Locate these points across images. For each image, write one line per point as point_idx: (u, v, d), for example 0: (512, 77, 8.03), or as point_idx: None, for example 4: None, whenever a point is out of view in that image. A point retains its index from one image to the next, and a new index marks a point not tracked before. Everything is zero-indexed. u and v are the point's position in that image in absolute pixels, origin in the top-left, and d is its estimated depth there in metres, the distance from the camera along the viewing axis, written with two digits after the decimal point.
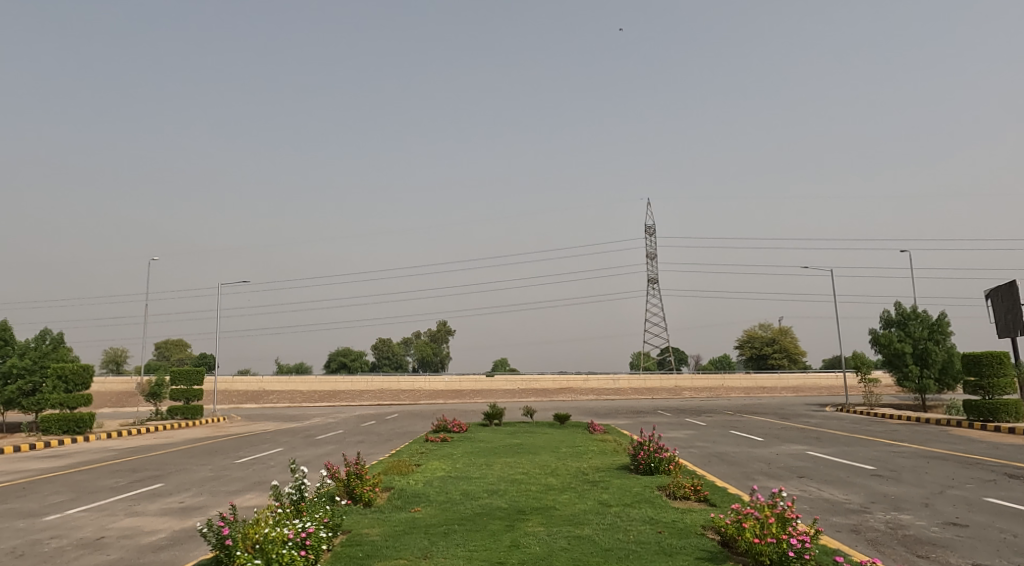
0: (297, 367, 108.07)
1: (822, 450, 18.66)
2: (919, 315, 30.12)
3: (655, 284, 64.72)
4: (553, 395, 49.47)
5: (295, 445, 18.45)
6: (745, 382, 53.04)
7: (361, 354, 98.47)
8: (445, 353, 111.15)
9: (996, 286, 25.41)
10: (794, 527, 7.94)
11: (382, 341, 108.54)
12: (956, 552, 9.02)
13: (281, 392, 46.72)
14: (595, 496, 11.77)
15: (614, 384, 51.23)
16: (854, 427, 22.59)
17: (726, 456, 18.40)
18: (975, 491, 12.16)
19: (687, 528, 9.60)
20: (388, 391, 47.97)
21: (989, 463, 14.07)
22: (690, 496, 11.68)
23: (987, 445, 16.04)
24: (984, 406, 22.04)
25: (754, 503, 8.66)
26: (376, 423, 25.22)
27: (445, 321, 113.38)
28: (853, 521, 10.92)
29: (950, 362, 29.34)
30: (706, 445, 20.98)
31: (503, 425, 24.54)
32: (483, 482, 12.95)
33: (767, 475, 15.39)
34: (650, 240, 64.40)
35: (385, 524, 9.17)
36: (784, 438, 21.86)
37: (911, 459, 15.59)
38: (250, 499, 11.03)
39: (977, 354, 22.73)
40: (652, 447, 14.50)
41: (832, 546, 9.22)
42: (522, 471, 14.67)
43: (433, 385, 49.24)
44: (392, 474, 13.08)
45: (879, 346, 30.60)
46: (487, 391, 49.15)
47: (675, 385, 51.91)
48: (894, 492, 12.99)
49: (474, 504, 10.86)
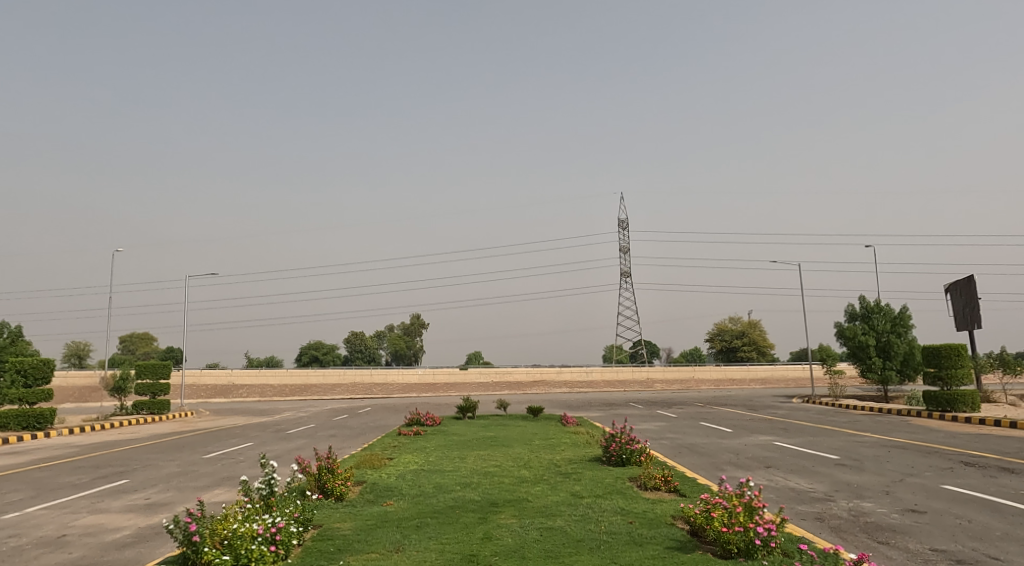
0: (267, 360, 107.01)
1: (788, 440, 19.06)
2: (882, 308, 30.86)
3: (628, 277, 65.27)
4: (526, 388, 49.69)
5: (265, 440, 18.30)
6: (715, 374, 53.89)
7: (332, 348, 97.56)
8: (419, 346, 110.57)
9: (955, 281, 26.13)
10: (760, 515, 8.22)
11: (354, 334, 107.81)
12: (914, 537, 9.32)
13: (252, 386, 46.11)
14: (568, 488, 11.90)
15: (587, 377, 51.68)
16: (820, 418, 23.08)
17: (696, 448, 18.67)
18: (934, 479, 12.55)
19: (657, 518, 9.77)
20: (360, 385, 47.68)
21: (946, 451, 14.53)
22: (661, 487, 11.91)
23: (945, 435, 16.52)
24: (942, 397, 22.68)
25: (723, 493, 8.86)
26: (347, 416, 25.14)
27: (418, 315, 113.22)
28: (817, 509, 11.22)
29: (911, 354, 30.06)
30: (677, 437, 21.29)
31: (476, 417, 24.58)
32: (455, 476, 13.00)
33: (735, 465, 15.68)
34: (623, 233, 65.10)
35: (357, 519, 9.16)
36: (752, 429, 22.26)
37: (873, 448, 16.03)
38: (218, 494, 10.95)
39: (937, 346, 23.32)
40: (625, 438, 14.68)
41: (796, 533, 9.48)
42: (495, 464, 14.73)
43: (406, 377, 49.05)
44: (364, 468, 13.06)
45: (844, 338, 31.29)
46: (461, 384, 49.16)
47: (647, 377, 52.51)
48: (857, 480, 13.35)
49: (447, 497, 10.91)
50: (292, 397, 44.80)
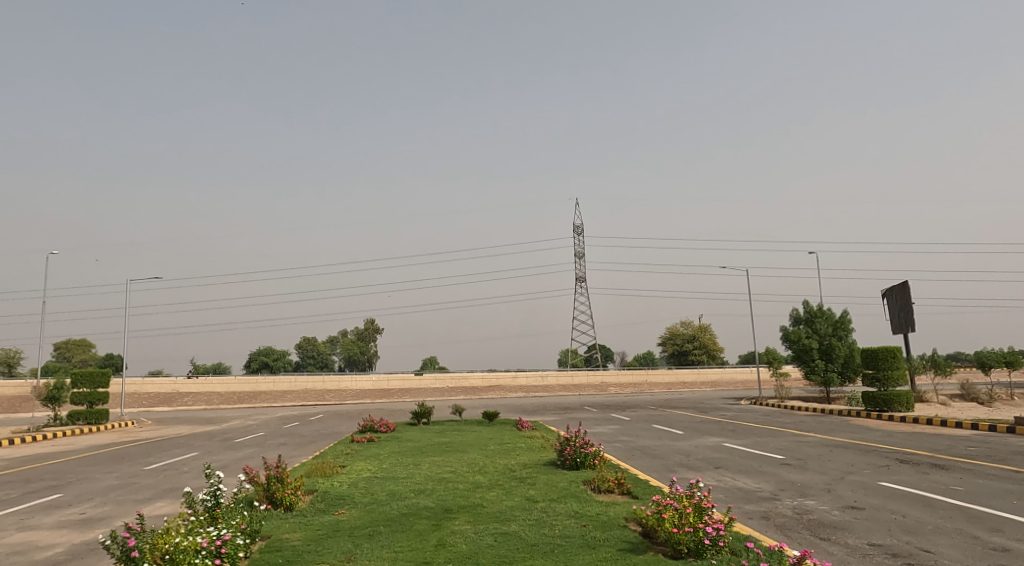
0: (214, 368, 104.26)
1: (736, 442, 19.55)
2: (824, 312, 31.90)
3: (583, 282, 65.86)
4: (482, 393, 49.66)
5: (211, 450, 17.86)
6: (667, 378, 54.80)
7: (283, 354, 95.72)
8: (372, 351, 109.40)
9: (890, 286, 27.20)
10: (709, 515, 8.48)
11: (306, 340, 106.00)
12: (853, 533, 9.70)
13: (197, 394, 44.88)
14: (522, 492, 11.98)
15: (542, 382, 51.93)
16: (766, 419, 23.73)
17: (648, 450, 18.99)
18: (872, 477, 13.07)
19: (610, 520, 9.95)
20: (311, 392, 46.92)
21: (883, 449, 15.14)
22: (614, 489, 12.12)
23: (882, 433, 17.19)
24: (879, 397, 23.60)
25: (673, 494, 9.10)
26: (298, 424, 24.73)
27: (372, 320, 112.10)
28: (763, 508, 11.56)
29: (852, 357, 31.17)
30: (630, 439, 21.62)
31: (431, 423, 24.48)
32: (409, 482, 12.95)
33: (686, 467, 16.02)
34: (578, 239, 65.70)
35: (308, 528, 9.08)
36: (702, 431, 22.76)
37: (816, 448, 16.59)
38: (160, 508, 10.67)
39: (874, 349, 24.25)
40: (579, 442, 14.87)
41: (743, 532, 9.77)
42: (450, 470, 14.70)
43: (359, 384, 48.50)
44: (315, 477, 12.90)
45: (789, 342, 32.22)
46: (416, 390, 48.84)
47: (601, 381, 53.07)
48: (800, 479, 13.81)
49: (401, 505, 10.87)
50: (241, 404, 43.78)
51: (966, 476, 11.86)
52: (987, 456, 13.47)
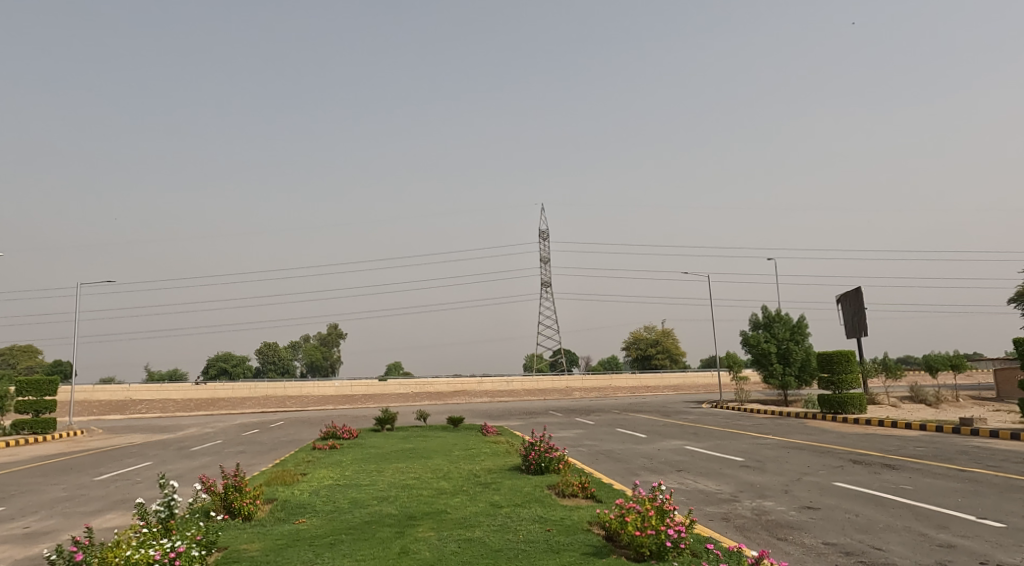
0: (170, 374, 101.80)
1: (698, 444, 19.85)
2: (782, 317, 32.60)
3: (548, 287, 66.18)
4: (447, 398, 49.48)
5: (165, 459, 17.45)
6: (631, 382, 55.37)
7: (243, 360, 94.02)
8: (336, 357, 108.21)
9: (845, 292, 27.89)
10: (671, 518, 8.61)
11: (267, 345, 104.33)
12: (809, 533, 9.93)
13: (152, 401, 43.73)
14: (486, 498, 11.98)
15: (507, 387, 52.00)
16: (726, 422, 24.14)
17: (612, 454, 19.15)
18: (827, 477, 13.40)
19: (574, 524, 10.02)
20: (272, 398, 46.14)
21: (837, 451, 15.54)
22: (578, 493, 12.21)
23: (837, 435, 17.64)
24: (833, 400, 24.23)
25: (636, 497, 9.22)
26: (257, 431, 24.31)
27: (335, 325, 110.92)
28: (724, 510, 11.76)
29: (808, 360, 31.92)
30: (594, 444, 21.78)
31: (395, 429, 24.30)
32: (372, 490, 12.84)
33: (649, 470, 16.20)
34: (543, 244, 66.07)
35: (267, 538, 8.95)
36: (664, 434, 23.05)
37: (774, 450, 16.96)
38: (110, 520, 10.40)
39: (829, 353, 24.85)
40: (543, 447, 14.94)
41: (704, 534, 9.92)
42: (414, 476, 14.62)
43: (322, 390, 47.92)
44: (275, 485, 12.70)
45: (748, 346, 32.82)
46: (380, 396, 48.41)
47: (566, 385, 53.35)
48: (759, 481, 14.08)
49: (363, 512, 10.78)
50: (198, 412, 42.79)
51: (915, 476, 12.26)
52: (935, 455, 13.94)
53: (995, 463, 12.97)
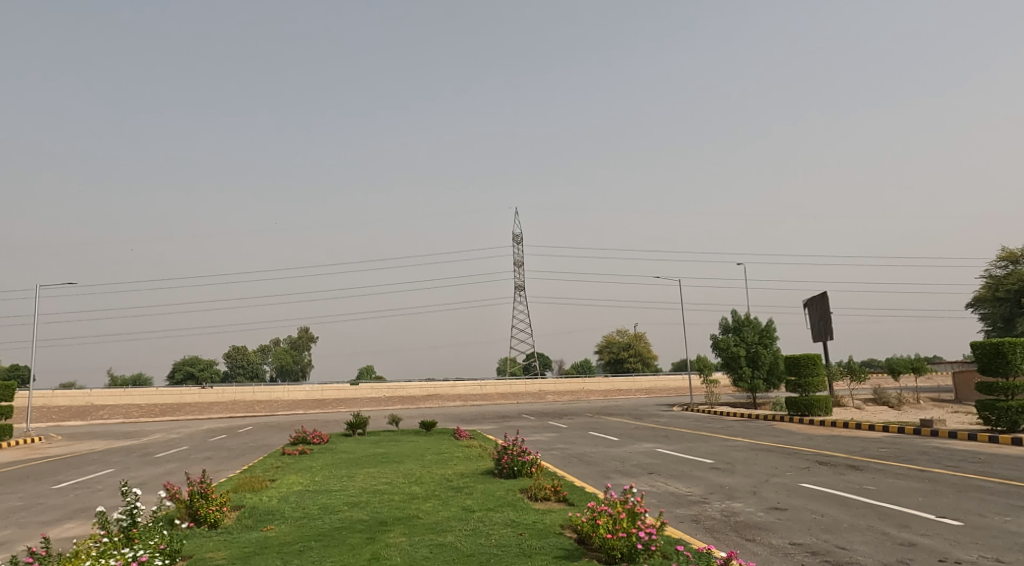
0: (135, 379, 99.80)
1: (669, 447, 20.03)
2: (751, 321, 33.08)
3: (522, 290, 66.31)
4: (419, 402, 49.24)
5: (128, 466, 17.08)
6: (603, 385, 55.69)
7: (210, 365, 92.52)
8: (306, 361, 107.07)
9: (811, 296, 28.38)
10: (642, 521, 8.69)
11: (235, 349, 102.88)
12: (777, 533, 10.08)
13: (114, 407, 42.72)
14: (458, 502, 11.95)
15: (480, 390, 51.95)
16: (697, 424, 24.40)
17: (584, 457, 19.24)
18: (794, 478, 13.62)
19: (546, 528, 10.04)
20: (240, 403, 45.43)
21: (804, 452, 15.80)
22: (550, 497, 12.24)
23: (804, 437, 17.95)
24: (800, 403, 24.64)
25: (607, 500, 9.29)
26: (225, 437, 23.93)
27: (306, 329, 109.81)
28: (694, 511, 11.88)
29: (776, 364, 32.43)
30: (567, 447, 21.86)
31: (366, 433, 24.11)
32: (343, 495, 12.73)
33: (620, 473, 16.30)
34: (517, 247, 66.20)
35: (233, 546, 8.82)
36: (636, 437, 23.21)
37: (743, 452, 17.19)
38: (68, 530, 10.15)
39: (796, 356, 25.24)
40: (516, 450, 14.94)
41: (674, 535, 10.02)
42: (385, 481, 14.53)
43: (292, 394, 47.34)
44: (243, 492, 12.51)
45: (718, 350, 33.23)
46: (351, 400, 48.00)
47: (539, 389, 53.46)
48: (728, 483, 14.26)
49: (333, 518, 10.68)
50: (163, 417, 41.94)
51: (879, 476, 12.52)
52: (897, 456, 14.25)
53: (955, 463, 13.31)
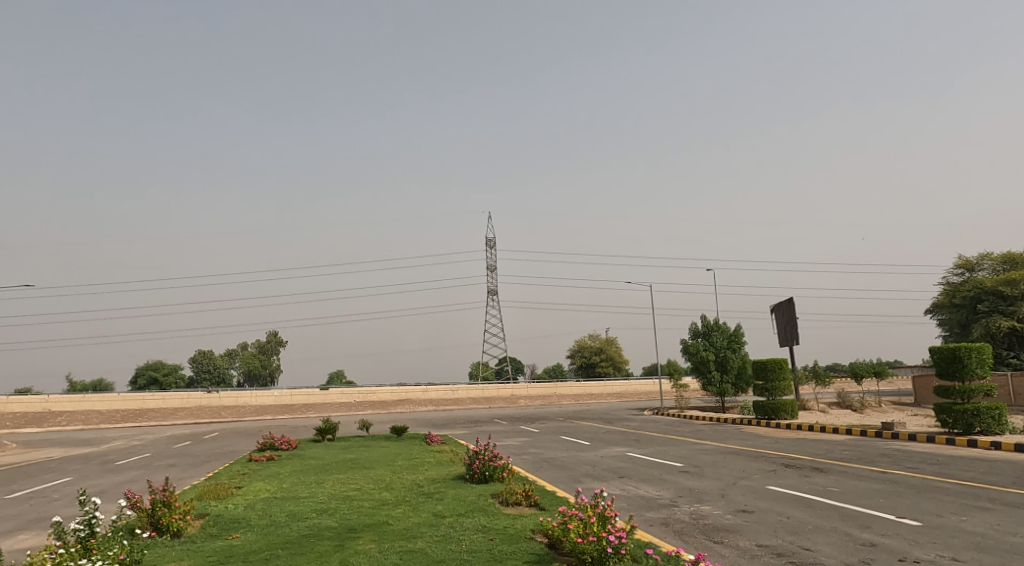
0: (96, 384, 97.38)
1: (639, 451, 20.17)
2: (720, 326, 33.50)
3: (494, 294, 66.29)
4: (390, 407, 48.87)
5: (88, 474, 16.65)
6: (575, 390, 55.89)
7: (175, 369, 90.76)
8: (275, 366, 105.61)
9: (778, 302, 28.83)
10: (612, 525, 8.73)
11: (202, 353, 101.12)
12: (744, 535, 10.20)
13: (73, 413, 41.57)
14: (429, 508, 11.88)
15: (452, 395, 51.76)
16: (667, 428, 24.61)
17: (555, 461, 19.27)
18: (761, 481, 13.81)
19: (517, 533, 10.03)
20: (206, 408, 44.59)
21: (771, 455, 16.02)
22: (522, 501, 12.24)
23: (771, 440, 18.21)
24: (767, 406, 25.00)
25: (578, 504, 9.31)
26: (189, 443, 23.47)
27: (275, 333, 108.37)
28: (663, 515, 11.98)
29: (744, 368, 32.87)
30: (538, 451, 21.87)
31: (336, 439, 23.85)
32: (311, 502, 12.57)
33: (591, 477, 16.35)
34: (490, 252, 66.20)
35: (198, 556, 8.65)
36: (607, 441, 23.32)
37: (711, 455, 17.38)
38: (23, 541, 9.86)
39: (763, 360, 25.59)
40: (487, 455, 14.91)
41: (644, 539, 10.08)
42: (354, 487, 14.38)
43: (260, 399, 46.65)
44: (208, 500, 12.28)
45: (688, 354, 33.57)
46: (321, 405, 47.45)
47: (511, 393, 53.45)
48: (697, 486, 14.41)
49: (301, 526, 10.54)
50: (124, 424, 40.94)
51: (842, 478, 12.75)
52: (860, 458, 14.54)
53: (915, 465, 13.61)
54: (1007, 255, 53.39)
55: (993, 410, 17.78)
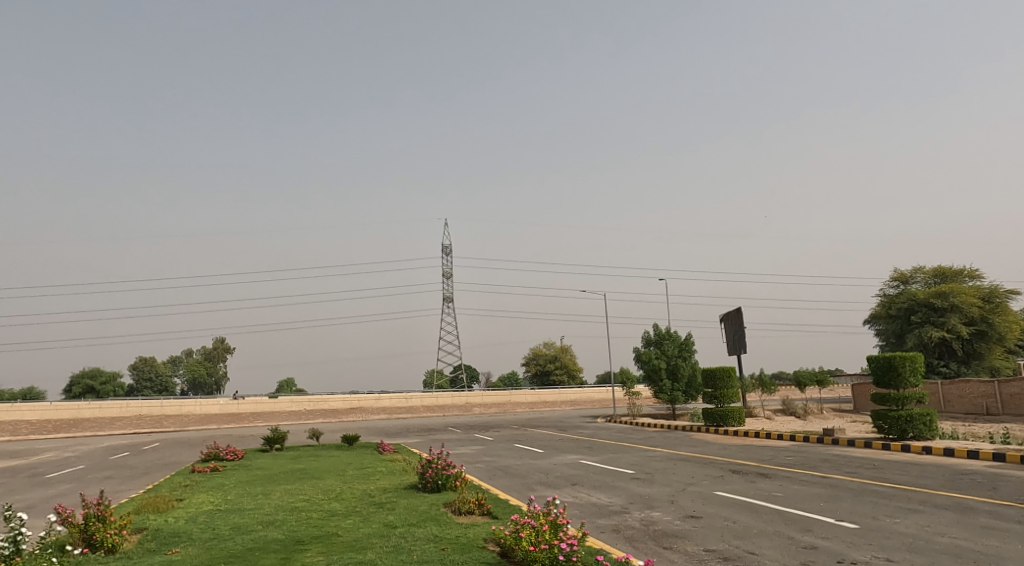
0: (29, 392, 93.23)
1: (592, 458, 20.30)
2: (671, 335, 34.01)
3: (450, 302, 66.00)
4: (342, 416, 48.09)
5: (17, 488, 15.86)
6: (530, 397, 55.99)
7: (114, 377, 87.61)
8: (221, 373, 103.02)
9: (727, 311, 29.42)
10: (564, 532, 8.74)
11: (143, 360, 98.04)
12: (693, 540, 10.34)
13: (2, 423, 39.52)
14: (380, 518, 11.69)
15: (406, 403, 51.25)
16: (619, 436, 24.84)
17: (509, 469, 19.24)
18: (709, 487, 14.03)
19: (469, 542, 9.94)
20: (147, 418, 43.03)
21: (719, 461, 16.32)
22: (474, 510, 12.15)
23: (720, 447, 18.54)
24: (716, 414, 25.50)
25: (531, 512, 9.31)
26: (128, 455, 22.58)
27: (222, 339, 105.78)
28: (614, 521, 12.06)
29: (694, 376, 33.43)
30: (492, 459, 21.79)
31: (284, 448, 23.31)
32: (257, 514, 12.25)
33: (544, 485, 16.36)
34: (446, 259, 66.02)
35: None
36: (560, 449, 23.41)
37: (662, 462, 17.59)
38: None
39: (713, 369, 26.05)
40: (441, 464, 14.77)
41: (595, 546, 10.12)
42: (303, 498, 14.06)
43: (205, 408, 45.31)
44: (146, 513, 11.85)
45: (640, 362, 33.97)
46: (269, 414, 46.35)
47: (465, 401, 53.24)
48: (647, 492, 14.55)
49: (246, 539, 10.25)
50: (58, 435, 39.12)
51: (786, 483, 13.06)
52: (802, 464, 14.91)
53: (854, 469, 14.03)
54: (938, 268, 55.74)
55: (925, 416, 18.52)
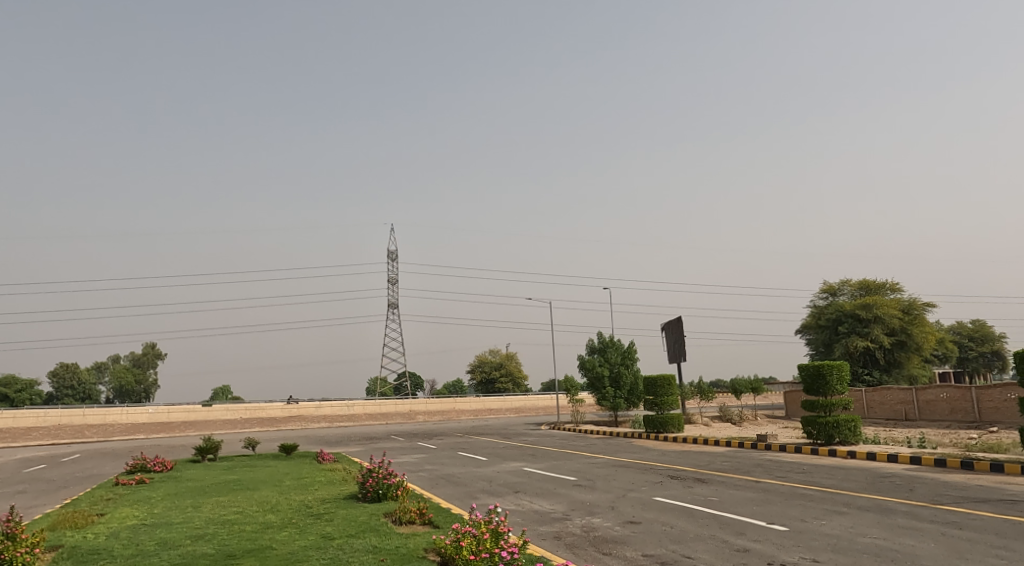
0: None
1: (535, 466, 20.27)
2: (615, 343, 34.40)
3: (395, 308, 65.16)
4: (279, 425, 46.82)
5: None
6: (474, 405, 55.73)
7: (32, 385, 83.11)
8: (151, 381, 99.04)
9: (669, 320, 29.91)
10: (505, 540, 8.64)
11: (65, 367, 93.32)
12: (632, 546, 10.39)
13: None
14: (317, 530, 11.36)
15: (348, 411, 50.28)
16: (562, 443, 24.93)
17: (452, 478, 19.03)
18: (649, 492, 14.17)
19: (409, 553, 9.72)
20: (68, 427, 40.91)
21: (658, 467, 16.51)
22: (415, 520, 11.94)
23: (660, 453, 18.78)
24: (656, 420, 25.88)
25: (472, 521, 9.16)
26: (46, 467, 21.35)
27: (153, 345, 101.91)
28: (555, 528, 12.02)
29: (636, 384, 33.86)
30: (435, 468, 21.52)
31: (218, 459, 22.48)
32: (187, 527, 11.74)
33: (487, 493, 16.23)
34: (392, 264, 65.25)
35: None
36: (504, 456, 23.31)
37: (603, 468, 17.70)
38: None
39: (654, 376, 26.41)
40: (381, 473, 14.47)
41: (536, 553, 10.07)
42: (237, 510, 13.55)
43: (133, 417, 43.43)
44: (63, 530, 11.21)
45: (584, 370, 34.21)
46: (201, 423, 44.76)
47: (409, 409, 52.64)
48: (588, 499, 14.59)
49: (174, 554, 9.79)
50: None
51: (722, 488, 13.28)
52: (737, 469, 15.22)
53: (785, 474, 14.38)
54: (863, 281, 58.16)
55: (849, 422, 19.17)
